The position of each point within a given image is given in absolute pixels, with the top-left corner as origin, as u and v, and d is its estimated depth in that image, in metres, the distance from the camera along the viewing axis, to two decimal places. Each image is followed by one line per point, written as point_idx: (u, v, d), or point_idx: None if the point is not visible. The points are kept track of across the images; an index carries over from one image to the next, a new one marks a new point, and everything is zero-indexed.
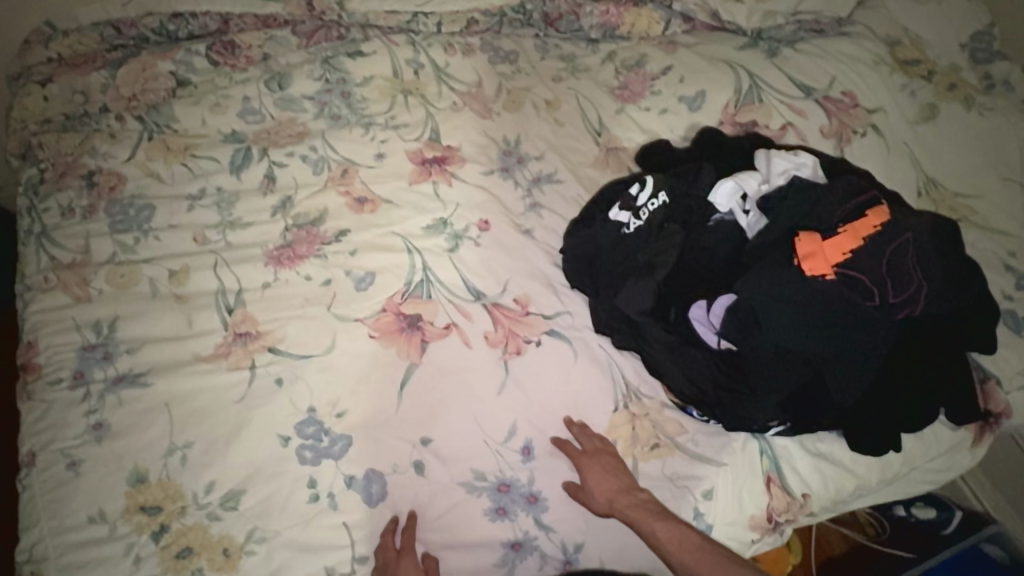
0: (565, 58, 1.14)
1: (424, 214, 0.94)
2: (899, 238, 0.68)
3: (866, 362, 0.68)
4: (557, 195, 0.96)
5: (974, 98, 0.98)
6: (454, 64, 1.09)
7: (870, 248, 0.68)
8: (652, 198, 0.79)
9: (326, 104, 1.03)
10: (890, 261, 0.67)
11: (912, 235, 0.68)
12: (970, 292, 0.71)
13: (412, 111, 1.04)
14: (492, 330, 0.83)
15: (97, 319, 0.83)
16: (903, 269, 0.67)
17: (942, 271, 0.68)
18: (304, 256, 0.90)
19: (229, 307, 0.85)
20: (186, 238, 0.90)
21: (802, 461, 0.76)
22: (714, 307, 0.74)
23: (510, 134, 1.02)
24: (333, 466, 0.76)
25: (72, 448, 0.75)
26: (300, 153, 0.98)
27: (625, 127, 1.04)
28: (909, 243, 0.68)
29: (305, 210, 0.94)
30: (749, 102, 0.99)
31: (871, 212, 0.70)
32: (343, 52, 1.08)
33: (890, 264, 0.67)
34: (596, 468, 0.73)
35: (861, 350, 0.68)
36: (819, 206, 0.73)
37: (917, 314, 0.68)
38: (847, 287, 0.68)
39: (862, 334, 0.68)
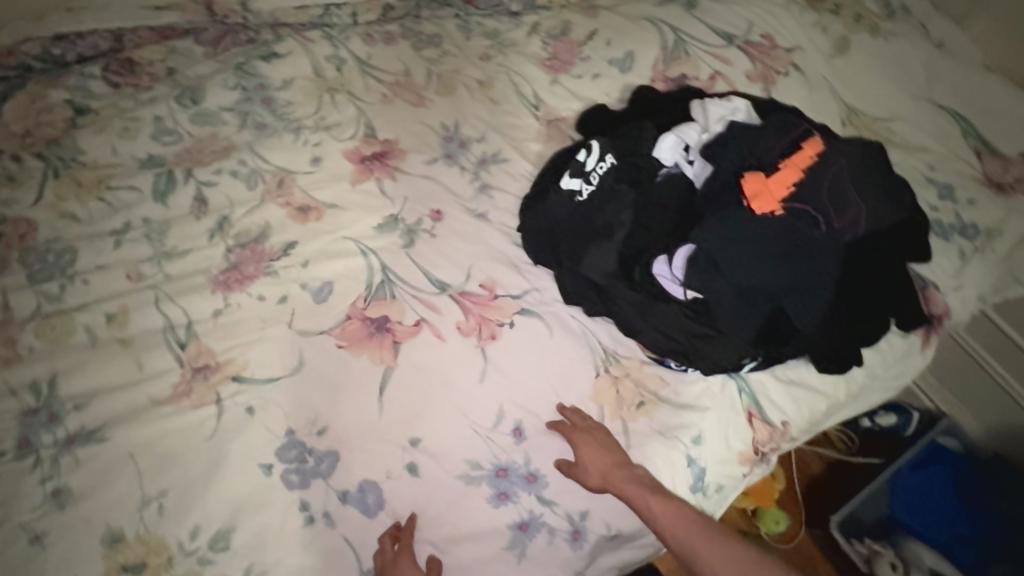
0: (489, 35, 1.12)
1: (373, 213, 0.91)
2: (835, 164, 0.72)
3: (822, 287, 0.72)
4: (505, 175, 0.95)
5: (878, 26, 1.04)
6: (377, 55, 1.05)
7: (810, 179, 0.72)
8: (600, 161, 0.81)
9: (247, 113, 0.97)
10: (828, 188, 0.71)
11: (845, 161, 0.72)
12: (904, 207, 0.76)
13: (341, 109, 0.99)
14: (463, 320, 0.82)
15: (34, 379, 0.74)
16: (841, 195, 0.71)
17: (874, 191, 0.73)
18: (253, 276, 0.85)
19: (181, 342, 0.80)
20: (118, 277, 0.82)
21: (777, 391, 0.79)
22: (675, 260, 0.76)
23: (448, 120, 1.00)
24: (324, 484, 0.73)
25: (31, 521, 0.68)
26: (228, 168, 0.92)
27: (561, 97, 1.04)
28: (841, 169, 0.72)
29: (246, 228, 0.89)
30: (676, 57, 1.01)
31: (806, 144, 0.74)
32: (256, 56, 1.01)
33: (831, 190, 0.71)
34: (591, 446, 0.73)
35: (816, 276, 0.71)
36: (760, 143, 0.75)
37: (860, 235, 0.73)
38: (793, 218, 0.71)
39: (814, 261, 0.71)
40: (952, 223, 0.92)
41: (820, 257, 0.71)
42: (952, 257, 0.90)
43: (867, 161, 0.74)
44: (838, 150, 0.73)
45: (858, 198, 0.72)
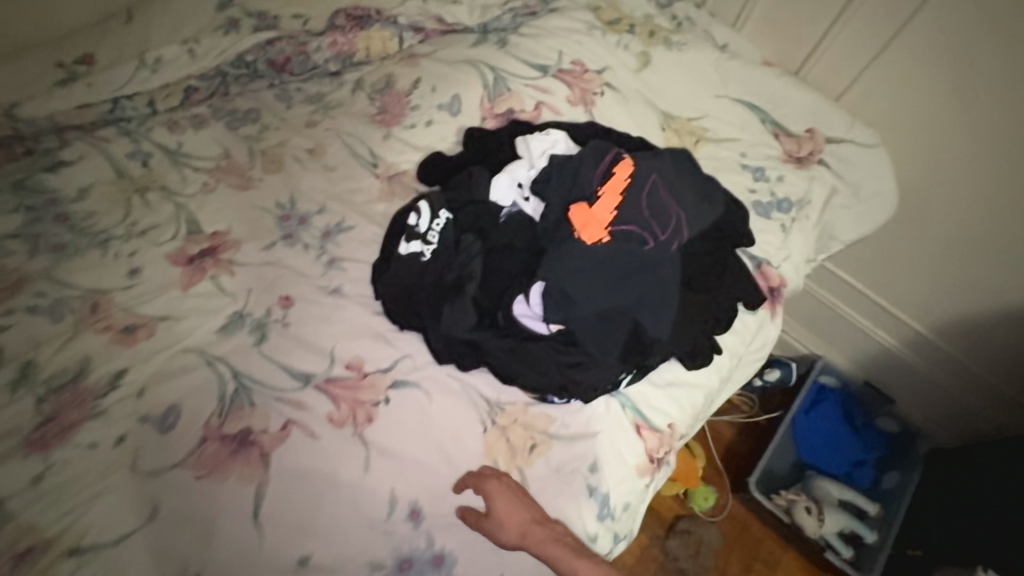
0: (312, 99, 1.07)
1: (214, 315, 0.83)
2: (648, 183, 0.78)
3: (664, 297, 0.77)
4: (353, 243, 0.91)
5: (671, 38, 1.14)
6: (189, 142, 0.97)
7: (630, 201, 0.77)
8: (435, 219, 0.80)
9: (38, 236, 0.84)
10: (647, 206, 0.77)
11: (657, 177, 0.79)
12: (717, 203, 0.83)
13: (155, 209, 0.90)
14: (334, 410, 0.77)
15: None
16: (660, 210, 0.77)
17: (688, 200, 0.80)
18: (79, 422, 0.74)
19: None
20: None
21: (656, 397, 0.83)
22: (532, 297, 0.77)
23: (282, 197, 0.94)
24: None
25: None
26: (23, 305, 0.79)
27: (398, 150, 1.01)
28: (655, 186, 0.78)
29: (59, 369, 0.76)
30: (500, 93, 1.03)
31: (619, 167, 0.79)
32: (38, 169, 0.89)
33: (650, 208, 0.77)
34: (513, 504, 0.71)
35: (657, 289, 0.76)
36: (580, 174, 0.78)
37: (684, 240, 0.79)
38: (624, 240, 0.76)
39: (653, 275, 0.76)
40: (770, 201, 1.02)
41: (656, 269, 0.76)
42: (776, 231, 1.00)
43: (675, 172, 0.81)
44: (649, 167, 0.79)
45: (675, 210, 0.78)
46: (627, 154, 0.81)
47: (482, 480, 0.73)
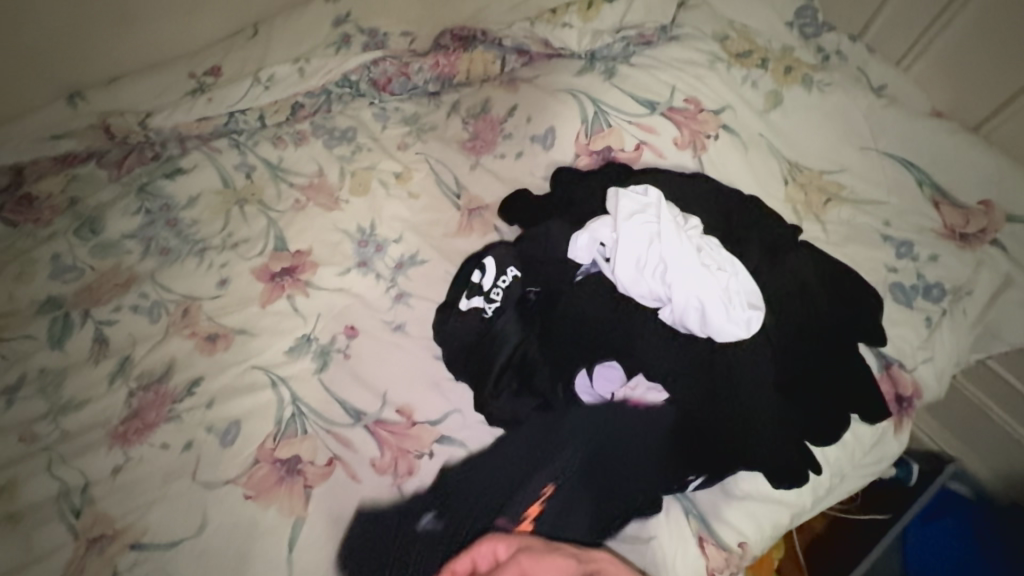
0: (408, 120, 1.06)
1: (286, 335, 0.85)
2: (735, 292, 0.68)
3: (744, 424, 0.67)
4: (424, 278, 0.88)
5: (811, 77, 0.97)
6: (289, 157, 1.00)
7: (706, 329, 0.67)
8: (501, 276, 0.75)
9: (151, 238, 0.92)
10: (731, 340, 0.66)
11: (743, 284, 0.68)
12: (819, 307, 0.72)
13: (250, 223, 0.94)
14: (378, 455, 0.75)
15: None
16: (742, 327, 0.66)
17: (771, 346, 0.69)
18: (155, 424, 0.79)
19: (76, 510, 0.74)
20: (11, 442, 0.78)
21: (731, 509, 0.70)
22: (597, 373, 0.71)
23: (364, 222, 0.94)
24: None
25: None
26: (130, 304, 0.87)
27: (483, 183, 0.98)
28: (751, 322, 0.66)
29: (148, 367, 0.83)
30: (599, 129, 0.95)
31: (709, 277, 0.67)
32: (160, 175, 0.97)
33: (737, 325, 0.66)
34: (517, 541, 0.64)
35: (735, 416, 0.67)
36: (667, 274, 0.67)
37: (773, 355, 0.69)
38: (694, 375, 0.68)
39: (734, 402, 0.66)
40: (914, 284, 0.84)
41: (740, 397, 0.66)
42: (918, 325, 0.82)
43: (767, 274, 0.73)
44: (744, 293, 0.68)
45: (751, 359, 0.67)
46: (728, 270, 0.69)
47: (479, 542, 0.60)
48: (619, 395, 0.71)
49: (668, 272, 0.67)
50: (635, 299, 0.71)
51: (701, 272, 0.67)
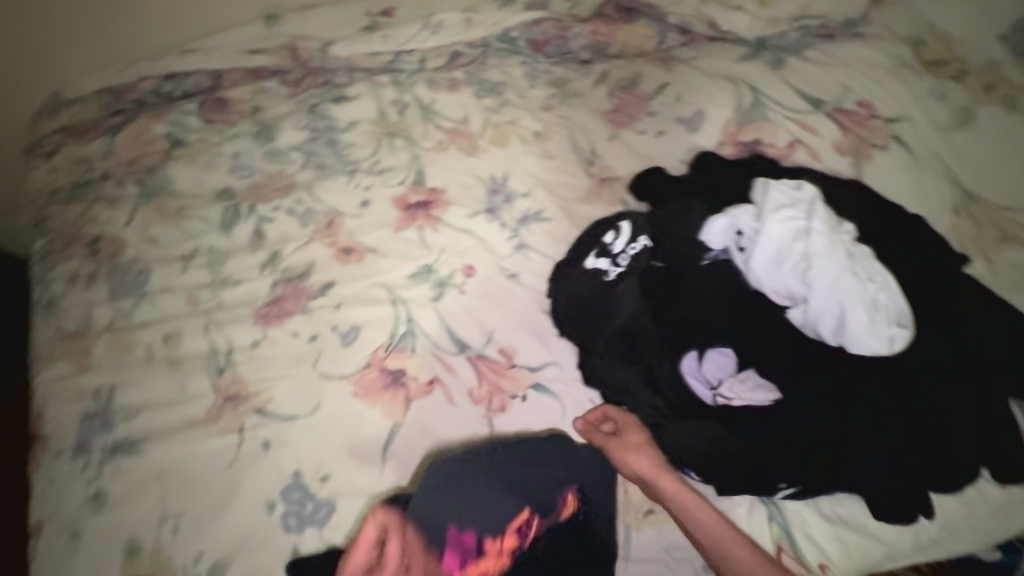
0: (555, 83, 1.08)
1: (410, 261, 0.92)
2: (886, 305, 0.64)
3: (855, 441, 0.64)
4: (545, 235, 0.91)
5: (1018, 98, 0.90)
6: (440, 101, 1.06)
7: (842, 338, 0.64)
8: (631, 243, 0.75)
9: (313, 153, 1.03)
10: (862, 353, 0.64)
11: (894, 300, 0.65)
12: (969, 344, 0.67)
13: (397, 154, 1.02)
14: (476, 386, 0.80)
15: (96, 387, 0.85)
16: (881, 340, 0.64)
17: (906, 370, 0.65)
18: (291, 312, 0.90)
19: (220, 369, 0.86)
20: (179, 301, 0.91)
21: (817, 527, 0.67)
22: (707, 360, 0.70)
23: (498, 172, 0.99)
24: (317, 534, 0.74)
25: (73, 519, 0.76)
26: (287, 206, 0.98)
27: (618, 155, 0.98)
28: (891, 340, 0.64)
29: (293, 264, 0.94)
30: (752, 121, 0.91)
31: (859, 284, 0.64)
32: (329, 99, 1.08)
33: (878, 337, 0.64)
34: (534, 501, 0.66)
35: (844, 430, 0.64)
36: (810, 275, 0.65)
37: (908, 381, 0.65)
38: (809, 377, 0.66)
39: (847, 415, 0.65)
40: None
41: (857, 409, 0.64)
42: None
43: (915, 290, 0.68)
44: (895, 311, 0.65)
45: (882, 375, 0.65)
46: (878, 281, 0.65)
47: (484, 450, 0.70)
48: (727, 384, 0.68)
49: (812, 272, 0.65)
50: (764, 293, 0.68)
51: (848, 277, 0.64)
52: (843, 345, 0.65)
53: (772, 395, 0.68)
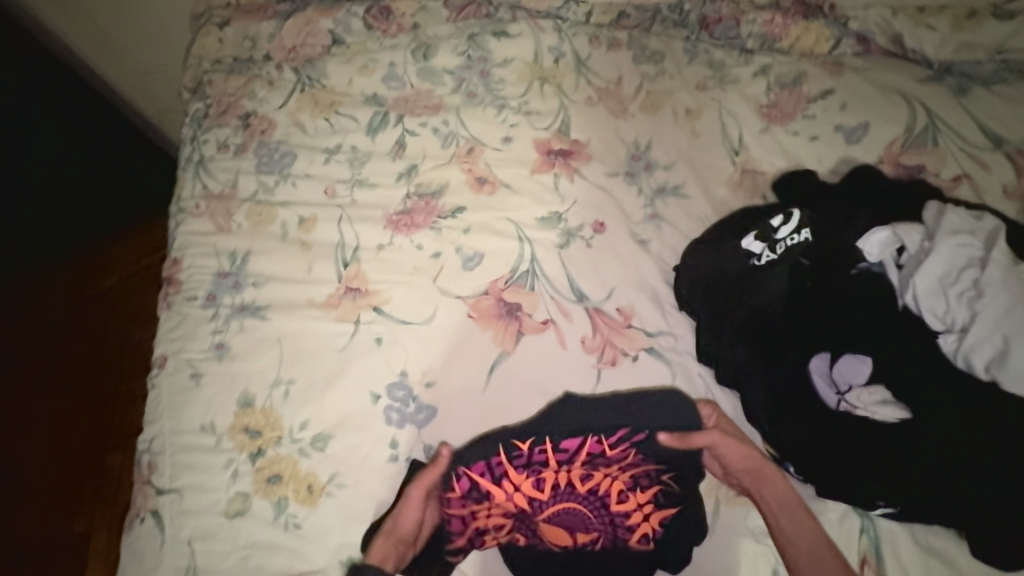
0: (713, 65, 1.06)
1: (542, 205, 0.93)
2: None
3: (987, 482, 0.62)
4: (680, 209, 0.91)
5: None
6: (596, 57, 1.06)
7: (998, 375, 0.63)
8: (794, 233, 0.75)
9: (464, 80, 1.05)
10: (1019, 392, 0.62)
11: None
12: None
13: (546, 99, 1.02)
14: (589, 336, 0.81)
15: (233, 249, 0.91)
16: None
17: None
18: (420, 226, 0.92)
19: (345, 262, 0.90)
20: (318, 189, 0.95)
21: (908, 552, 0.66)
22: (839, 365, 0.70)
23: (641, 138, 0.98)
24: (415, 433, 0.77)
25: (197, 360, 0.83)
26: (432, 125, 1.00)
27: (766, 149, 0.96)
28: None
29: (428, 180, 0.96)
30: (920, 144, 0.89)
31: None
32: (489, 31, 1.09)
33: None
34: (552, 535, 0.70)
35: (973, 465, 0.62)
36: (977, 302, 0.65)
37: None
38: (949, 405, 0.64)
39: (982, 450, 0.62)
40: None
41: (995, 447, 0.62)
42: None
43: None
44: None
45: None
46: None
47: (571, 460, 0.72)
48: (855, 392, 0.69)
49: (981, 300, 0.65)
50: (921, 314, 0.68)
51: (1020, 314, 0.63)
52: (997, 380, 0.63)
53: (899, 413, 0.67)
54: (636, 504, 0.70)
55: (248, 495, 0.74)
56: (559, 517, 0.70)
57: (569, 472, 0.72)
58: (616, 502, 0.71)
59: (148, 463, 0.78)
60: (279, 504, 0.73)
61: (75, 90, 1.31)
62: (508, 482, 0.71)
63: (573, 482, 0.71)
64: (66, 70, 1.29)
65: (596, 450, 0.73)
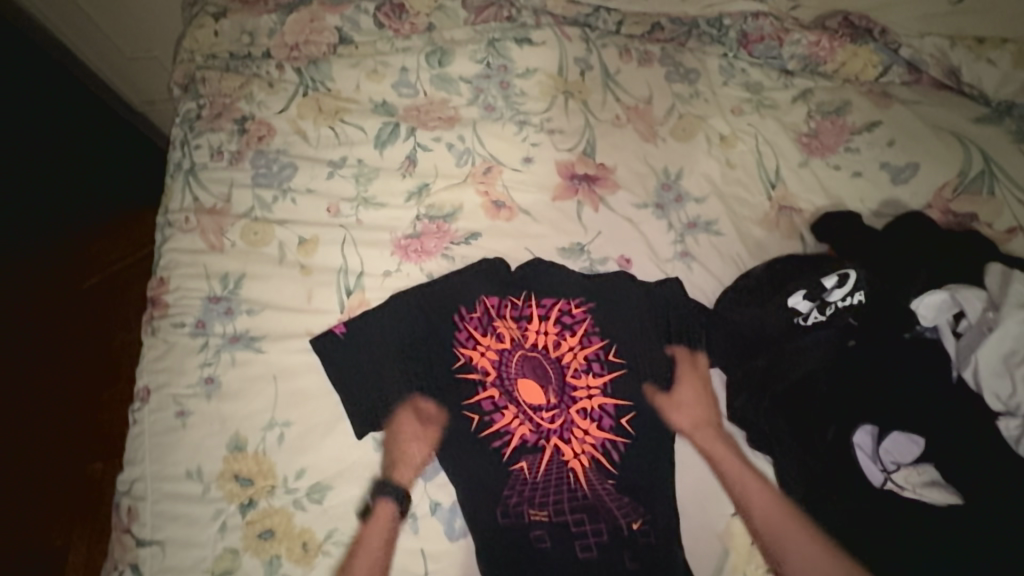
0: (750, 87, 0.99)
1: (563, 235, 0.86)
2: None
3: None
4: (712, 248, 0.85)
5: None
6: (626, 73, 0.99)
7: None
8: (847, 296, 0.69)
9: (482, 91, 0.97)
10: None
11: None
12: None
13: (570, 117, 0.94)
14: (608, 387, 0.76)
15: (225, 271, 0.83)
16: None
17: None
18: (430, 253, 0.85)
19: (348, 290, 0.83)
20: (320, 208, 0.88)
21: None
22: (887, 442, 0.65)
23: (672, 166, 0.91)
24: (421, 486, 0.71)
25: (183, 396, 0.76)
26: (447, 140, 0.92)
27: (806, 186, 0.89)
28: None
29: (440, 203, 0.88)
30: (974, 190, 0.83)
31: None
32: (511, 37, 1.00)
33: None
34: (509, 406, 0.74)
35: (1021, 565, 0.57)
36: None
37: None
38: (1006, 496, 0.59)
39: None
40: None
41: None
42: None
43: None
44: None
45: None
46: None
47: (547, 339, 0.78)
48: (902, 472, 0.64)
49: None
50: (981, 392, 0.62)
51: None
52: None
53: (950, 497, 0.62)
54: (588, 387, 0.75)
55: (238, 552, 0.68)
56: (521, 384, 0.75)
57: (539, 345, 0.77)
58: (573, 381, 0.75)
59: (128, 509, 0.71)
60: (271, 563, 0.67)
61: (37, 70, 1.18)
62: (492, 348, 0.77)
63: (540, 352, 0.77)
64: (32, 47, 1.17)
65: (564, 327, 0.78)
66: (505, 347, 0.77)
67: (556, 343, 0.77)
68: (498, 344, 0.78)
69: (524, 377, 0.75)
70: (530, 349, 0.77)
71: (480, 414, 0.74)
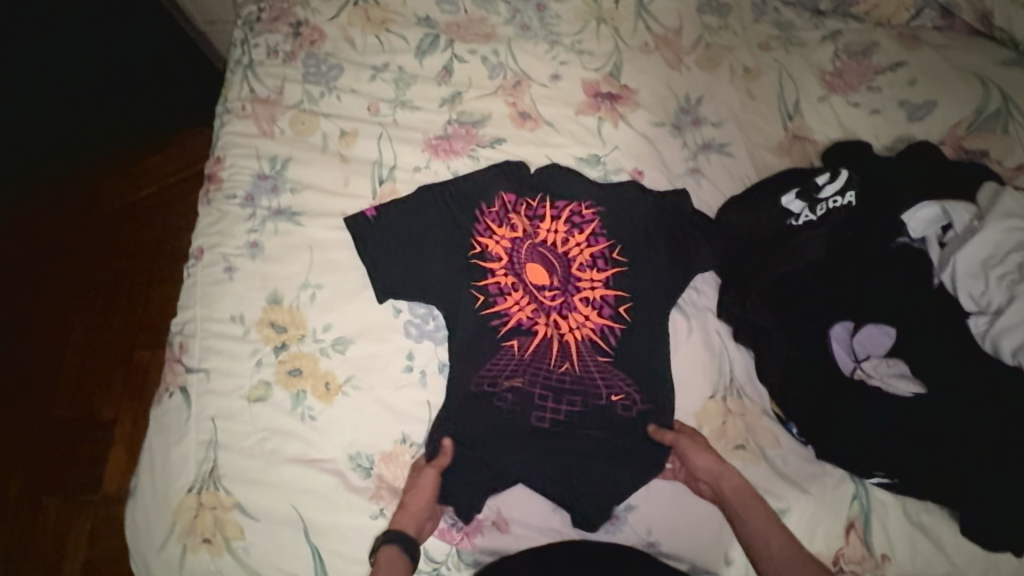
0: (780, 25, 1.01)
1: (582, 146, 0.92)
2: None
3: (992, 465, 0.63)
4: (722, 167, 0.89)
5: None
6: (659, 3, 1.02)
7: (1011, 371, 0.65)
8: (838, 194, 0.75)
9: (519, 12, 1.02)
10: None
11: None
12: None
13: (600, 41, 0.99)
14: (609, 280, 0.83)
15: (274, 154, 0.92)
16: None
17: None
18: (458, 152, 0.92)
19: (381, 179, 0.91)
20: (362, 106, 0.96)
21: (896, 523, 0.67)
22: (860, 334, 0.73)
23: (693, 92, 0.95)
24: (432, 349, 0.80)
25: (231, 255, 0.86)
26: (482, 53, 0.99)
27: (823, 118, 0.92)
28: None
29: (470, 109, 0.95)
30: (986, 129, 0.86)
31: None
32: None
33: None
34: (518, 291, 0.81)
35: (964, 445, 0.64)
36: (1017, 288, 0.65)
37: None
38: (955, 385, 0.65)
39: (978, 433, 0.65)
40: None
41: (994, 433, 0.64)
42: None
43: None
44: None
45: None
46: None
47: (555, 236, 0.85)
48: (872, 362, 0.72)
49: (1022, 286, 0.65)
50: (956, 293, 0.69)
51: None
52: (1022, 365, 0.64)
53: (915, 387, 0.69)
54: (590, 279, 0.81)
55: (270, 384, 0.78)
56: (530, 270, 0.83)
57: (548, 242, 0.84)
58: (576, 273, 0.82)
59: (179, 345, 0.81)
60: (297, 396, 0.77)
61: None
62: (507, 241, 0.84)
63: (548, 247, 0.84)
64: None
65: (573, 228, 0.85)
66: (517, 236, 0.84)
67: (562, 240, 0.84)
68: (512, 238, 0.85)
69: (532, 262, 0.83)
70: (539, 244, 0.84)
71: (486, 295, 0.81)
